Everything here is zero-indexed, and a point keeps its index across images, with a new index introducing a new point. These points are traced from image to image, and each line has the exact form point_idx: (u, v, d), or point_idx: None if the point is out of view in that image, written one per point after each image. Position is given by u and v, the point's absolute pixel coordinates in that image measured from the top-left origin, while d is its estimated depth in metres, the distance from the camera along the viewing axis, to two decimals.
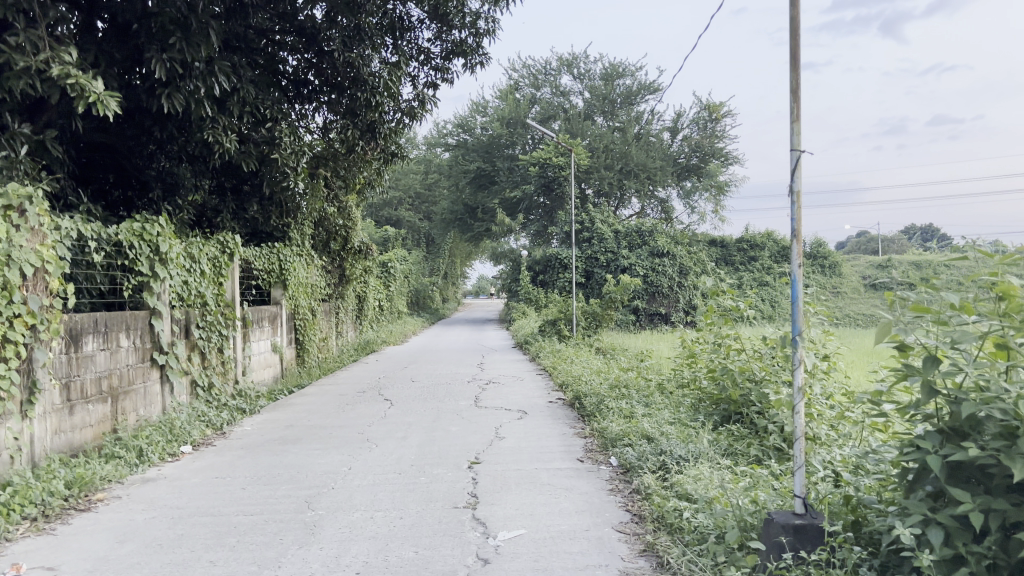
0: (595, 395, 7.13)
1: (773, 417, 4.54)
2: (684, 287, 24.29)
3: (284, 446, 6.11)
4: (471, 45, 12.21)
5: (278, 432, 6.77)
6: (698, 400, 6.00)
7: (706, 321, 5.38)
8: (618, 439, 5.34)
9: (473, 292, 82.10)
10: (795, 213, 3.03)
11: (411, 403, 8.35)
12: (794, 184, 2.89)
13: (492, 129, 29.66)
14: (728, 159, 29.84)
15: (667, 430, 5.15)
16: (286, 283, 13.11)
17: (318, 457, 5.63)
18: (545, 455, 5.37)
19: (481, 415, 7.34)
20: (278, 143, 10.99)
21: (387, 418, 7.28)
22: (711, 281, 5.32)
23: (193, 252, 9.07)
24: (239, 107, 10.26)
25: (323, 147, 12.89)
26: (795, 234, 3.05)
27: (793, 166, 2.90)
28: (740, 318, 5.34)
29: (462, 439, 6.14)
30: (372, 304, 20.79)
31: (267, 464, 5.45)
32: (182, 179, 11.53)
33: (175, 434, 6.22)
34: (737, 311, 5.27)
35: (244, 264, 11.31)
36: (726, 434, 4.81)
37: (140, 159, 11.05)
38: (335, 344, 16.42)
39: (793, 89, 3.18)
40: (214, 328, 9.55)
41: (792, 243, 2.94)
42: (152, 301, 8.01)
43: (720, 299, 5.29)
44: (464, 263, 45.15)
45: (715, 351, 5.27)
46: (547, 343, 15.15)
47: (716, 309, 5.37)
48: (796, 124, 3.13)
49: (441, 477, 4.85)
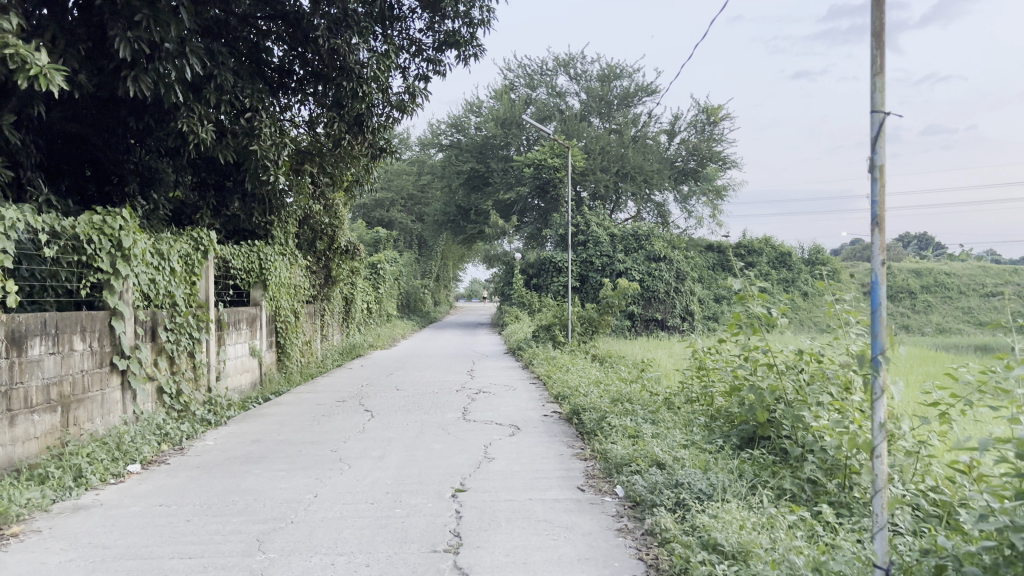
0: (595, 410, 6.44)
1: (812, 443, 3.83)
2: (680, 293, 23.68)
3: (246, 466, 5.40)
4: (464, 35, 11.56)
5: (242, 449, 6.05)
6: (722, 423, 5.25)
7: (734, 334, 4.62)
8: (625, 465, 4.67)
9: (466, 295, 81.31)
10: (875, 193, 2.46)
11: (394, 415, 7.66)
12: (876, 154, 2.25)
13: (486, 130, 29.01)
14: (726, 164, 29.26)
15: (685, 456, 4.47)
16: (267, 284, 12.37)
17: (281, 481, 4.93)
18: (540, 481, 4.69)
19: (469, 430, 6.66)
20: (257, 135, 10.18)
21: (365, 433, 6.58)
22: (737, 283, 4.54)
23: (162, 248, 8.38)
24: (217, 95, 9.60)
25: (309, 142, 12.25)
26: (875, 222, 2.48)
27: (874, 130, 2.27)
28: (771, 327, 4.53)
29: (446, 459, 5.44)
30: (360, 306, 20.10)
31: (222, 490, 4.75)
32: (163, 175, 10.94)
33: (122, 452, 5.49)
34: (768, 322, 4.45)
35: (220, 262, 10.59)
36: (752, 464, 4.15)
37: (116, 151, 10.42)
38: (318, 347, 15.66)
39: (875, 36, 2.52)
40: (185, 331, 8.85)
41: (873, 231, 2.36)
42: (112, 301, 7.29)
43: (747, 308, 4.51)
44: (456, 267, 44.48)
45: (739, 366, 4.53)
46: (541, 349, 14.52)
47: (744, 319, 4.57)
48: (877, 81, 2.51)
49: (419, 509, 4.18)
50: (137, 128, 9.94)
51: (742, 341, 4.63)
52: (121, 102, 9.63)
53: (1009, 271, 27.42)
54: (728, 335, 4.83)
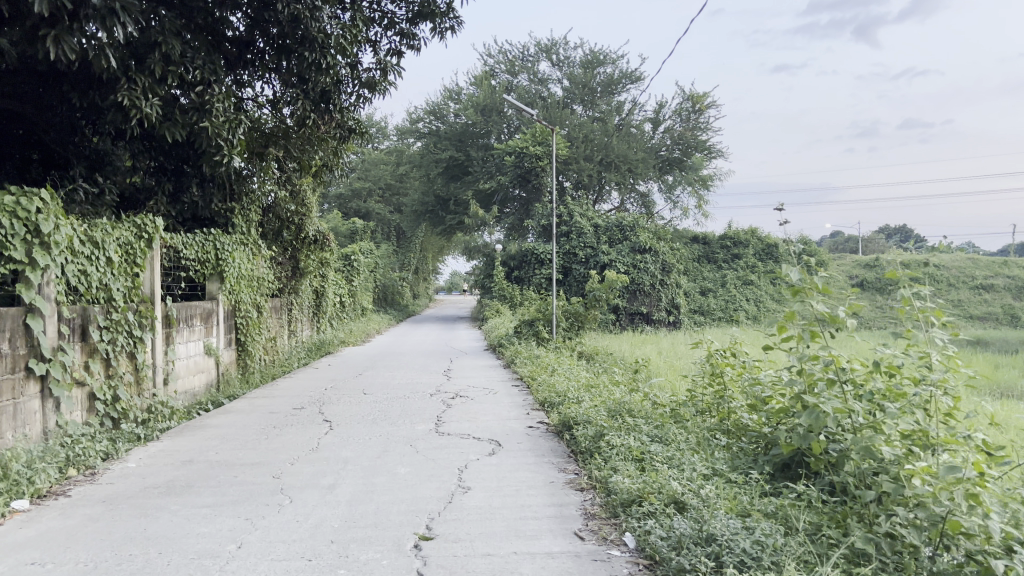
0: (590, 425, 5.44)
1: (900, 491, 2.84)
2: (666, 286, 22.68)
3: (161, 501, 4.34)
4: (441, 6, 10.49)
5: (165, 475, 4.99)
6: (753, 447, 4.34)
7: (783, 341, 3.58)
8: (634, 503, 3.72)
9: (444, 288, 79.98)
10: None
11: (356, 426, 6.63)
12: None
13: (465, 116, 27.99)
14: (712, 153, 28.41)
15: (715, 494, 3.56)
16: (224, 276, 11.13)
17: (199, 524, 3.89)
18: (526, 525, 3.71)
19: (441, 447, 5.65)
20: (209, 110, 8.95)
21: (320, 452, 5.55)
22: (793, 270, 3.49)
23: (96, 237, 7.25)
24: (163, 66, 8.41)
25: (274, 124, 10.92)
26: None
27: None
28: (837, 331, 3.47)
29: (411, 490, 4.43)
30: (332, 300, 18.97)
31: (119, 539, 3.70)
32: (115, 159, 10.00)
33: (9, 483, 4.39)
34: (833, 323, 3.39)
35: (169, 252, 9.40)
36: (806, 509, 3.22)
37: (62, 131, 9.50)
38: (285, 344, 14.53)
39: None
40: (122, 329, 7.73)
41: None
42: (27, 295, 6.08)
43: (805, 304, 3.46)
44: (434, 259, 43.42)
45: (790, 381, 3.50)
46: (523, 346, 13.56)
47: (799, 318, 3.52)
48: None
49: (369, 571, 3.18)
50: (82, 106, 9.01)
51: (796, 350, 3.58)
52: (63, 76, 8.71)
53: (997, 264, 26.87)
54: (775, 342, 3.82)
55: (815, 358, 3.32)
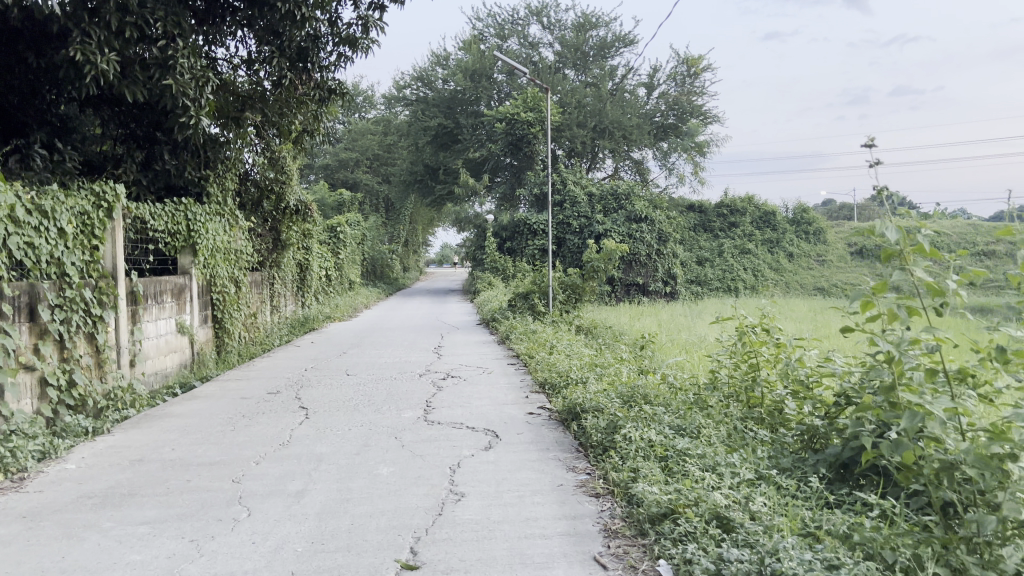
0: (603, 415, 4.70)
1: None
2: (662, 256, 22.00)
3: (93, 516, 3.60)
4: None
5: (107, 480, 4.23)
6: (798, 441, 3.68)
7: (868, 322, 2.90)
8: (667, 518, 3.03)
9: (436, 261, 79.03)
10: None
11: (335, 415, 5.88)
12: None
13: (455, 82, 27.01)
14: (708, 118, 27.53)
15: (770, 509, 2.88)
16: (197, 248, 10.17)
17: (132, 550, 3.16)
18: (534, 548, 2.99)
19: (430, 439, 4.94)
20: (173, 67, 7.91)
21: (290, 449, 4.82)
22: (890, 229, 2.79)
23: (46, 205, 6.41)
24: (120, 16, 7.44)
25: (250, 88, 9.86)
26: None
27: None
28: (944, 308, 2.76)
29: (395, 497, 3.73)
30: (317, 274, 18.14)
31: (30, 572, 2.96)
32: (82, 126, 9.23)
33: None
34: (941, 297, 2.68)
35: (136, 223, 8.50)
36: (896, 532, 2.54)
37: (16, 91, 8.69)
38: (266, 320, 13.73)
39: None
40: (78, 307, 6.88)
41: None
42: None
43: (903, 274, 2.75)
44: (425, 231, 42.51)
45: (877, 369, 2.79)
46: (518, 321, 12.87)
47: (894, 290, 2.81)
48: None
49: None
50: (36, 66, 8.28)
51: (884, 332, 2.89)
52: (16, 34, 8.03)
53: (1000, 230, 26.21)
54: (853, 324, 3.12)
55: (916, 344, 2.64)
